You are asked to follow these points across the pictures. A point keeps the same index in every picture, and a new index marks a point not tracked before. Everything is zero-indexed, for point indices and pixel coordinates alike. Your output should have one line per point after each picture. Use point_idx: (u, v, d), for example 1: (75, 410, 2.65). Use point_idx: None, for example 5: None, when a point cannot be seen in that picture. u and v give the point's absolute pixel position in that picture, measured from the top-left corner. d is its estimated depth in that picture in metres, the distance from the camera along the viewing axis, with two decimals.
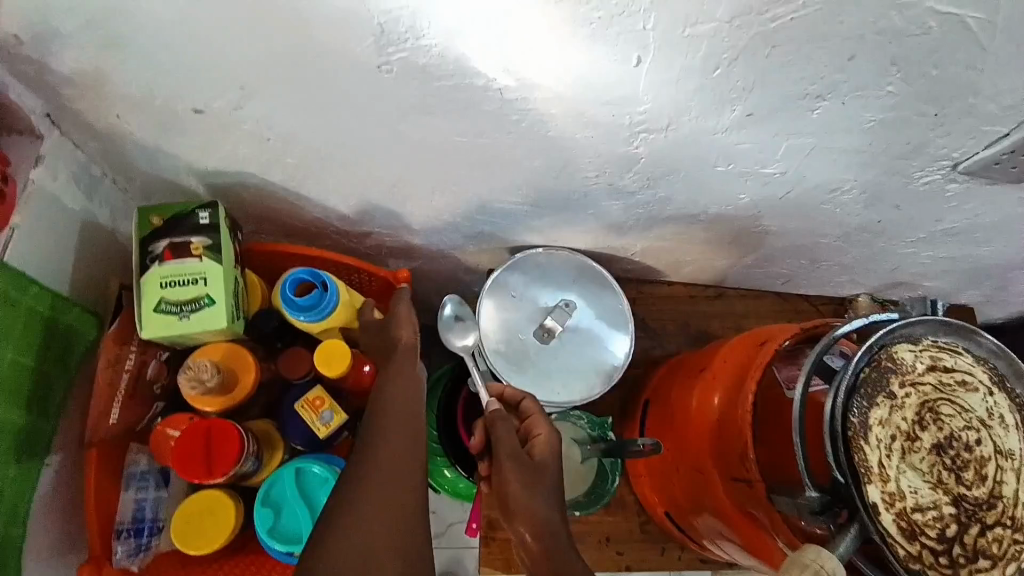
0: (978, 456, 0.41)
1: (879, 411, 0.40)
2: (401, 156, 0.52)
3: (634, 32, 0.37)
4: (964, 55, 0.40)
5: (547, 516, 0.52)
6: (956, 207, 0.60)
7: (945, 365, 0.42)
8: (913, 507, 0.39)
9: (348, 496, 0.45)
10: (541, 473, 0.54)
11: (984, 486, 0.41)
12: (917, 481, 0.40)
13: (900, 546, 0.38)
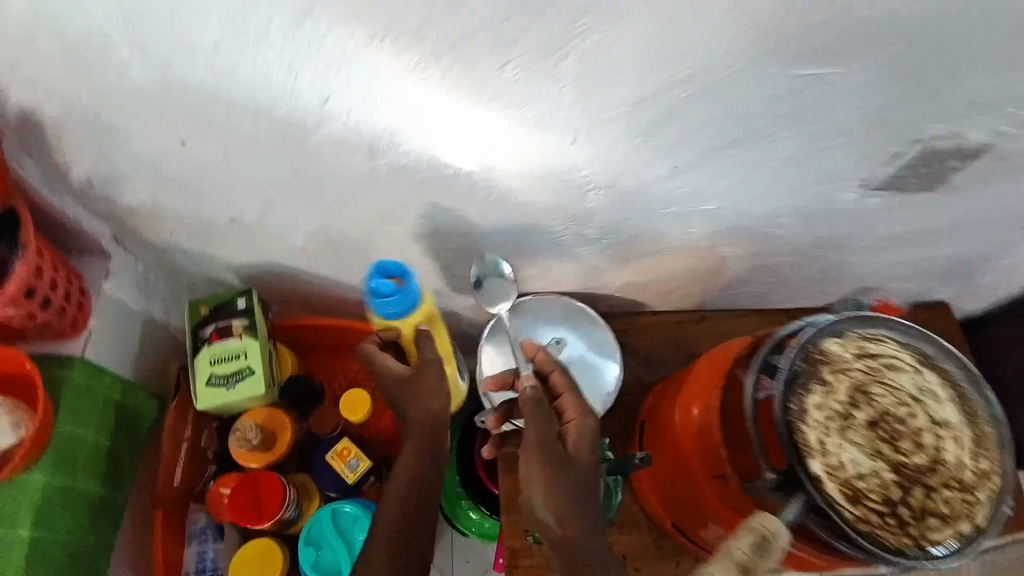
0: (916, 428, 0.48)
1: (813, 398, 0.48)
2: (397, 234, 0.63)
3: (564, 121, 0.48)
4: (841, 103, 0.48)
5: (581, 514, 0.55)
6: (892, 217, 0.67)
7: (872, 352, 0.50)
8: (856, 476, 0.45)
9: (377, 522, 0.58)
10: (569, 471, 0.56)
11: (923, 453, 0.47)
12: (860, 456, 0.46)
13: (845, 510, 0.44)
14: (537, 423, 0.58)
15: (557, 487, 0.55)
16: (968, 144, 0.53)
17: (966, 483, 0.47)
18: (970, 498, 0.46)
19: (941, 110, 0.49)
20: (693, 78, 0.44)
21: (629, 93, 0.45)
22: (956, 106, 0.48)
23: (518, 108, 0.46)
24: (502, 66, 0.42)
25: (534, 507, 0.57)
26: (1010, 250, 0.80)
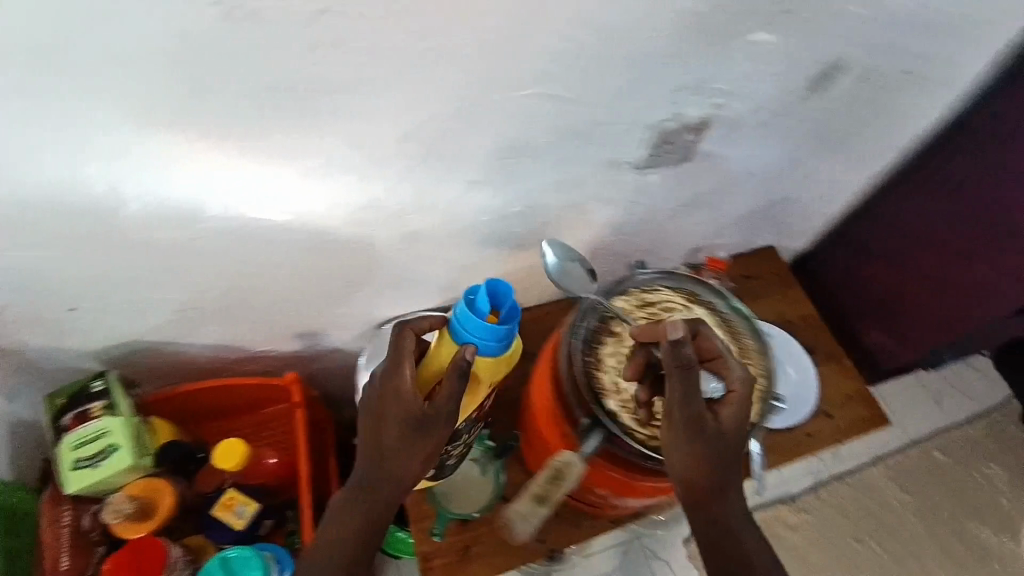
0: (687, 359, 0.72)
1: (608, 351, 0.71)
2: (242, 289, 0.68)
3: (344, 164, 0.55)
4: (569, 108, 0.58)
5: (713, 470, 0.61)
6: (677, 186, 0.79)
7: (650, 304, 0.73)
8: (643, 404, 0.68)
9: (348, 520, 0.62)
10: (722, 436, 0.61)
11: (694, 374, 0.72)
12: (646, 386, 0.70)
13: (638, 431, 0.66)
14: (685, 396, 0.58)
15: (701, 449, 0.60)
16: (692, 120, 0.65)
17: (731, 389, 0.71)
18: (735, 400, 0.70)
19: (655, 100, 0.60)
20: (437, 113, 0.52)
21: (390, 133, 0.53)
22: (664, 94, 0.60)
23: (300, 161, 0.53)
24: (268, 131, 0.49)
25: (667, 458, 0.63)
26: (795, 193, 0.94)
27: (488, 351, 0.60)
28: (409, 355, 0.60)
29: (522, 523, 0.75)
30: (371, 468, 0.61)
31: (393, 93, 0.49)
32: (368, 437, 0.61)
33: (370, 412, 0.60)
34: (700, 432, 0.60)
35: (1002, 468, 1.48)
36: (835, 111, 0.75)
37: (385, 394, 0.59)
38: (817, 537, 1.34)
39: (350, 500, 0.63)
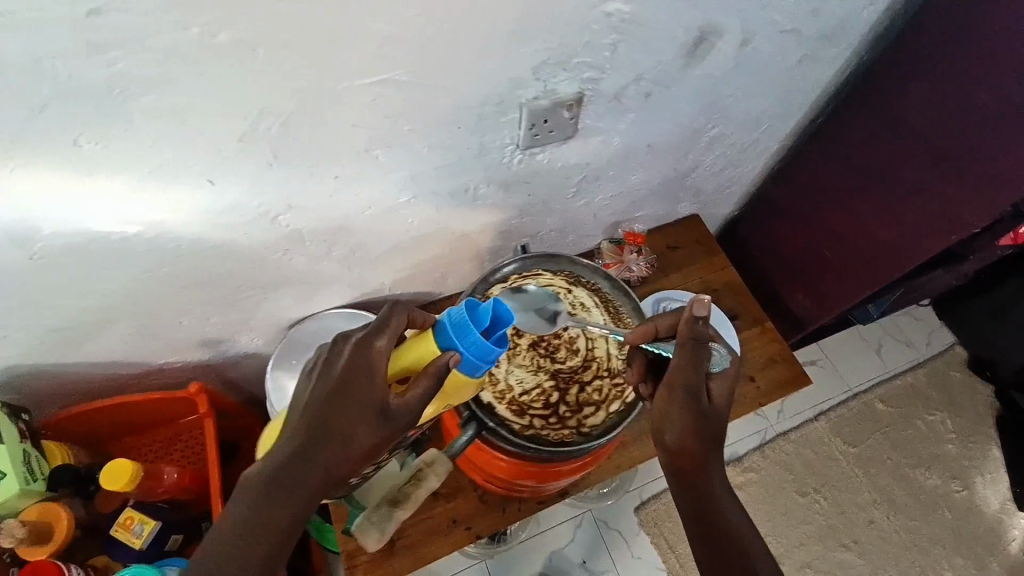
0: (566, 342, 0.73)
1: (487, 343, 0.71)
2: (117, 307, 0.65)
3: (188, 167, 0.52)
4: (427, 94, 0.56)
5: (705, 443, 0.61)
6: (573, 164, 0.77)
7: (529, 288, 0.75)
8: (520, 393, 0.69)
9: (271, 501, 0.51)
10: (714, 415, 0.62)
11: (576, 357, 0.72)
12: (524, 374, 0.71)
13: (514, 422, 0.67)
14: (694, 367, 0.61)
15: (696, 425, 0.61)
16: (566, 97, 0.64)
17: (611, 370, 0.72)
18: (614, 381, 0.72)
19: (518, 80, 0.59)
20: (271, 110, 0.50)
21: (224, 135, 0.50)
22: (526, 73, 0.58)
23: (129, 169, 0.50)
24: (75, 141, 0.47)
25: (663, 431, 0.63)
26: (705, 160, 0.94)
27: (465, 366, 0.57)
28: (394, 335, 0.57)
29: (371, 534, 0.63)
30: (317, 444, 0.53)
31: (215, 93, 0.47)
32: (318, 410, 0.53)
33: (332, 383, 0.54)
34: (698, 403, 0.61)
35: (943, 413, 1.52)
36: (721, 76, 0.74)
37: (356, 367, 0.54)
38: (764, 494, 1.38)
39: (272, 475, 0.52)
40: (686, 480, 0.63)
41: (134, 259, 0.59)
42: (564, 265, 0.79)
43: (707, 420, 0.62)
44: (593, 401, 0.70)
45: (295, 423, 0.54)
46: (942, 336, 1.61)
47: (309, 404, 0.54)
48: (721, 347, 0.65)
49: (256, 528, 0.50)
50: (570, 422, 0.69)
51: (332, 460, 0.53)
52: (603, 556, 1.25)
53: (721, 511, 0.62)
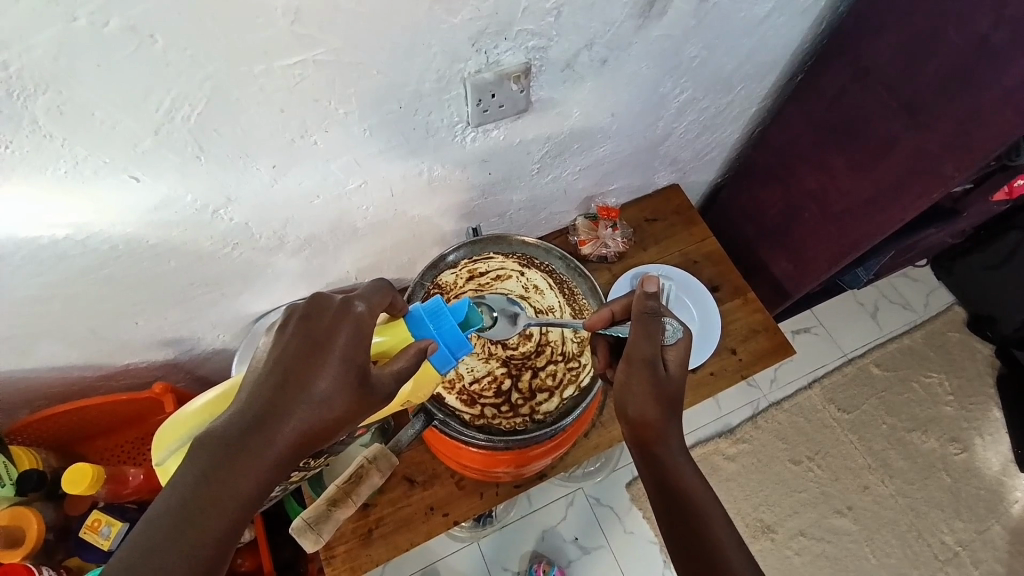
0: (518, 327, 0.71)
1: None
2: (67, 308, 0.64)
3: (110, 163, 0.51)
4: (354, 73, 0.53)
5: (665, 411, 0.59)
6: (533, 138, 0.74)
7: (479, 273, 0.74)
8: (471, 381, 0.68)
9: (240, 461, 0.45)
10: (670, 386, 0.59)
11: (530, 342, 0.70)
12: (475, 363, 0.69)
13: (465, 412, 0.67)
14: (648, 343, 0.59)
15: (653, 396, 0.59)
16: (511, 68, 0.61)
17: (566, 355, 0.70)
18: (570, 366, 0.70)
19: (456, 51, 0.56)
20: (186, 97, 0.48)
21: (139, 127, 0.49)
22: (463, 43, 0.55)
23: (46, 169, 0.49)
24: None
25: (625, 406, 0.60)
26: (678, 127, 0.90)
27: (437, 359, 0.56)
28: (376, 303, 0.52)
29: (309, 535, 0.66)
30: (288, 405, 0.47)
31: (121, 84, 0.45)
32: (290, 367, 0.48)
33: (306, 342, 0.49)
34: (652, 373, 0.58)
35: (940, 375, 1.50)
36: (682, 37, 0.71)
37: (333, 327, 0.50)
38: (756, 463, 1.38)
39: (240, 430, 0.46)
40: (649, 449, 0.60)
41: (70, 260, 0.58)
42: (517, 248, 0.77)
43: (665, 392, 0.59)
44: (546, 387, 0.69)
45: (261, 383, 0.48)
46: (940, 297, 1.57)
47: (276, 362, 0.49)
48: (674, 319, 0.61)
49: (209, 496, 0.43)
50: (521, 410, 0.68)
51: (300, 427, 0.47)
52: (594, 532, 1.26)
53: (689, 486, 0.58)
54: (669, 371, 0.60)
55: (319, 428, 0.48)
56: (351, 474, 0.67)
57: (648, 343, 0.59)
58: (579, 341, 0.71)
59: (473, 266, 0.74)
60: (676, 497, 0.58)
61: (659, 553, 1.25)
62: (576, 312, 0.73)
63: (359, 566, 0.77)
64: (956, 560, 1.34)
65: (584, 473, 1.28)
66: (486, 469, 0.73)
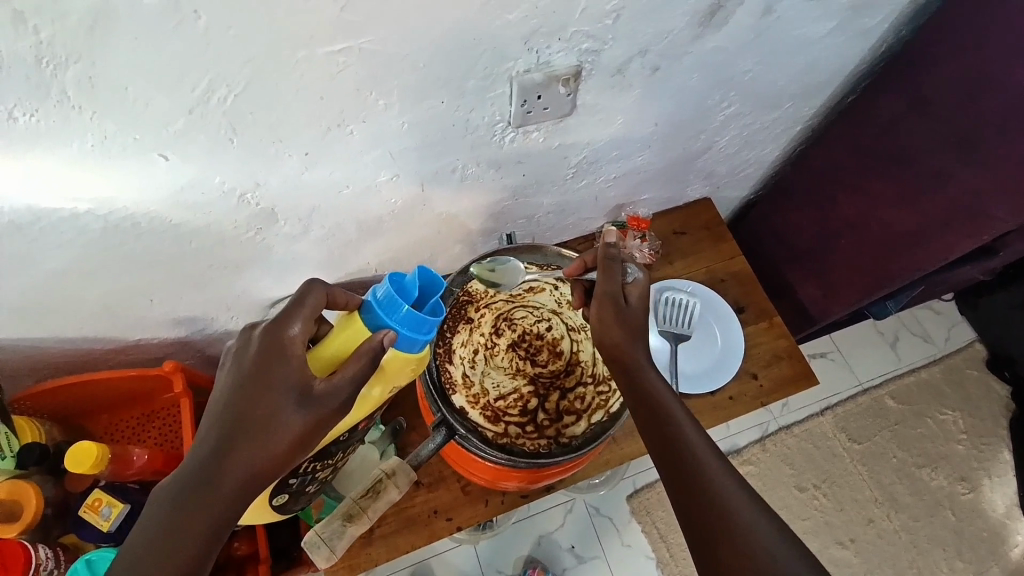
0: (548, 344, 0.69)
1: (463, 338, 0.68)
2: (82, 282, 0.62)
3: (141, 142, 0.49)
4: (400, 64, 0.50)
5: (631, 337, 0.61)
6: (571, 143, 0.71)
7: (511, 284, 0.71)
8: (496, 397, 0.66)
9: (200, 493, 0.49)
10: (634, 318, 0.62)
11: (560, 361, 0.69)
12: (501, 378, 0.67)
13: (488, 429, 0.65)
14: (610, 279, 0.62)
15: (619, 324, 0.61)
16: (561, 70, 0.58)
17: (596, 377, 0.69)
18: (600, 389, 0.68)
19: (505, 49, 0.53)
20: (224, 79, 0.46)
21: (173, 106, 0.47)
22: (515, 41, 0.53)
23: (73, 143, 0.47)
24: (10, 113, 0.43)
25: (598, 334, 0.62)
26: (719, 141, 0.87)
27: (404, 343, 0.54)
28: (309, 318, 0.53)
29: (322, 551, 0.67)
30: (239, 436, 0.50)
31: (155, 63, 0.43)
32: (237, 402, 0.51)
33: (251, 370, 0.51)
34: (617, 307, 0.62)
35: (956, 412, 1.47)
36: (737, 49, 0.67)
37: (271, 354, 0.51)
38: (759, 486, 1.35)
39: (197, 465, 0.50)
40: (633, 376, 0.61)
41: (90, 236, 0.56)
42: (551, 259, 0.70)
43: (629, 323, 0.62)
44: (574, 409, 0.67)
45: (220, 411, 0.51)
46: (963, 332, 1.54)
47: (231, 391, 0.51)
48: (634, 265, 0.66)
49: (176, 526, 0.48)
50: (547, 431, 0.66)
51: (254, 453, 0.50)
52: (592, 543, 1.24)
53: (692, 447, 0.55)
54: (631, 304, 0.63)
55: (274, 451, 0.50)
56: (368, 489, 0.69)
57: (611, 280, 0.63)
58: None
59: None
60: (681, 476, 0.54)
61: (655, 569, 1.24)
62: None
63: (358, 565, 0.75)
64: None
65: (586, 482, 1.26)
66: (496, 481, 0.72)
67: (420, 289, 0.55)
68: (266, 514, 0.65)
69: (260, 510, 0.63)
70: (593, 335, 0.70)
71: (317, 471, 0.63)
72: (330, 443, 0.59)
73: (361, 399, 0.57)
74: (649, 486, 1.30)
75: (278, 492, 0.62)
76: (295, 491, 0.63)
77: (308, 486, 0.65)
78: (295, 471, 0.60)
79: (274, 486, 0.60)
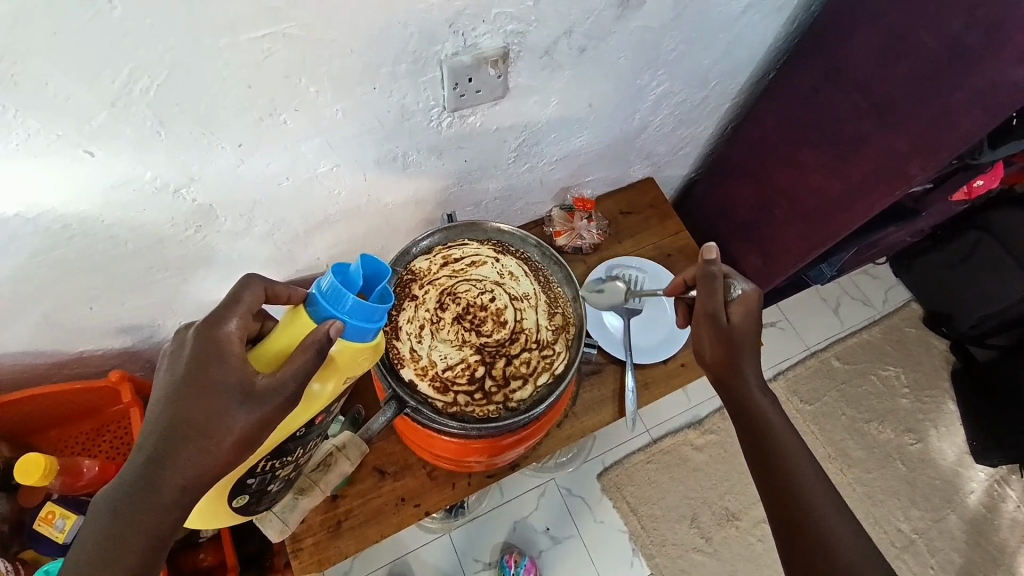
0: (492, 314, 0.70)
1: (407, 313, 0.69)
2: (16, 293, 0.61)
3: (63, 140, 0.48)
4: (326, 50, 0.51)
5: (730, 355, 0.66)
6: (509, 125, 0.73)
7: (452, 259, 0.72)
8: (443, 367, 0.67)
9: (146, 497, 0.49)
10: (736, 338, 0.66)
11: (504, 329, 0.69)
12: (448, 350, 0.68)
13: (438, 400, 0.66)
14: (708, 297, 0.66)
15: (714, 340, 0.67)
16: (490, 52, 0.61)
17: (540, 341, 0.70)
18: (545, 353, 0.70)
19: (432, 34, 0.55)
20: (146, 68, 0.46)
21: (94, 99, 0.46)
22: (441, 24, 0.55)
23: None
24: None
25: (698, 347, 0.69)
26: (654, 120, 0.90)
27: (353, 334, 0.55)
28: (247, 315, 0.55)
29: (275, 523, 0.70)
30: (178, 440, 0.50)
31: (74, 53, 0.43)
32: (175, 405, 0.50)
33: (187, 373, 0.51)
34: (714, 323, 0.66)
35: (897, 368, 1.56)
36: (660, 28, 0.71)
37: (207, 356, 0.51)
38: (725, 455, 1.37)
39: (138, 473, 0.49)
40: (730, 383, 0.67)
41: (21, 242, 0.56)
42: (492, 234, 0.76)
43: (726, 342, 0.66)
44: (520, 374, 0.68)
45: (158, 417, 0.51)
46: (899, 293, 1.64)
47: (169, 394, 0.51)
48: (740, 281, 0.69)
49: (123, 533, 0.48)
50: (495, 397, 0.67)
51: (194, 457, 0.50)
52: (566, 522, 1.27)
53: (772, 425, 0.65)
54: (735, 323, 0.67)
55: (217, 452, 0.50)
56: (317, 463, 0.70)
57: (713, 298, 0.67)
58: (554, 328, 0.71)
59: (447, 252, 0.73)
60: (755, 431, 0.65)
61: (628, 542, 1.27)
62: (552, 300, 0.73)
63: (327, 559, 0.75)
64: (912, 547, 1.40)
65: (555, 463, 1.29)
66: (458, 459, 0.72)
67: (366, 279, 0.56)
68: (230, 518, 0.63)
69: (218, 515, 0.61)
70: (535, 303, 0.72)
71: (277, 469, 0.62)
72: (285, 440, 0.58)
73: (310, 395, 0.57)
74: (617, 463, 1.33)
75: (238, 494, 0.60)
76: (256, 491, 0.62)
77: (270, 485, 0.63)
78: (252, 471, 0.59)
79: (231, 488, 0.59)
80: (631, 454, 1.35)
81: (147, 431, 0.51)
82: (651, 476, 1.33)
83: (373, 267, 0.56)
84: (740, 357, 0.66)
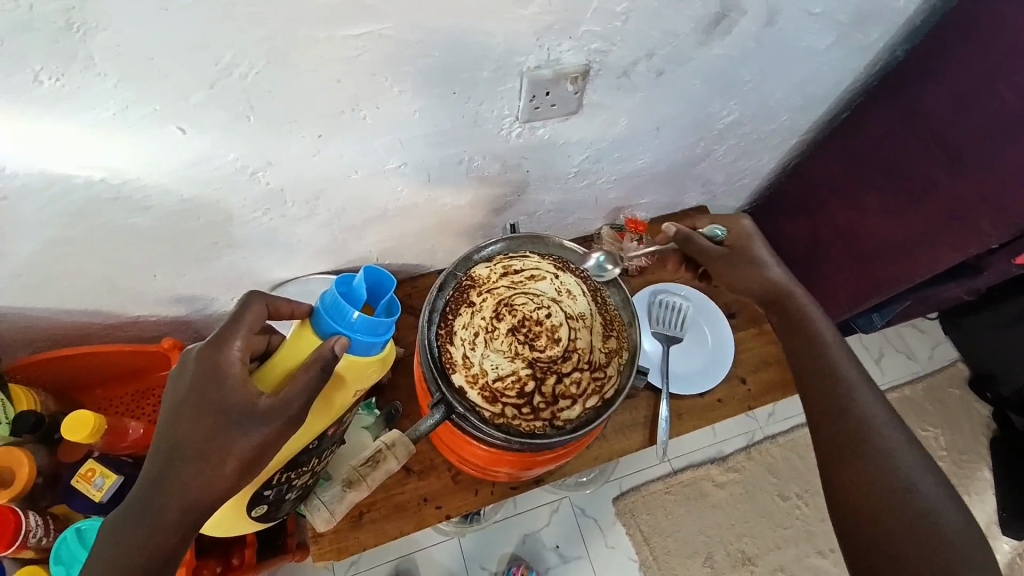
0: (547, 330, 0.70)
1: (463, 319, 0.70)
2: (86, 256, 0.64)
3: (154, 115, 0.50)
4: (413, 51, 0.52)
5: (766, 284, 0.74)
6: (575, 141, 0.73)
7: (513, 270, 0.73)
8: (493, 377, 0.67)
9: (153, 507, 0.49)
10: (745, 260, 0.75)
11: (558, 346, 0.69)
12: (500, 360, 0.68)
13: (486, 409, 0.65)
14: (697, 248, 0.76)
15: (741, 276, 0.74)
16: (570, 68, 0.61)
17: (591, 363, 0.70)
18: (595, 376, 0.69)
19: (516, 45, 0.55)
20: (245, 54, 0.47)
21: (193, 80, 0.48)
22: (527, 36, 0.55)
23: (91, 111, 0.48)
24: (36, 76, 0.44)
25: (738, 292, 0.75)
26: (716, 150, 0.89)
27: (359, 347, 0.54)
28: (250, 335, 0.54)
29: (322, 512, 0.70)
30: (183, 454, 0.50)
31: (179, 35, 0.44)
32: (179, 424, 0.51)
33: (189, 396, 0.51)
34: (731, 263, 0.75)
35: (937, 429, 1.50)
36: (739, 59, 0.70)
37: (207, 380, 0.51)
38: (745, 494, 1.34)
39: (146, 491, 0.50)
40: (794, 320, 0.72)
41: (100, 211, 0.58)
42: (552, 249, 0.76)
43: (750, 269, 0.74)
44: (570, 394, 0.68)
45: (169, 428, 0.51)
46: (945, 351, 1.58)
47: (176, 410, 0.52)
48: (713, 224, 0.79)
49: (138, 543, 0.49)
50: (542, 413, 0.66)
51: (195, 477, 0.50)
52: (575, 543, 1.25)
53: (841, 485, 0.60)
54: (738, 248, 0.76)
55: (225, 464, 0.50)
56: (367, 458, 0.69)
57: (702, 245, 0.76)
58: (606, 351, 0.71)
59: (508, 262, 0.74)
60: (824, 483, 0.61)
61: (637, 572, 1.25)
62: (607, 322, 0.73)
63: (345, 549, 0.75)
64: None
65: (574, 482, 1.27)
66: (488, 468, 0.71)
67: (369, 290, 0.55)
68: (247, 525, 0.65)
69: (237, 523, 0.63)
70: (591, 324, 0.72)
71: (293, 479, 0.62)
72: (297, 452, 0.59)
73: (318, 410, 0.57)
74: (634, 490, 1.31)
75: (255, 504, 0.61)
76: (273, 501, 0.63)
77: (287, 495, 0.64)
78: (268, 483, 0.60)
79: (248, 498, 0.60)
80: (650, 482, 1.32)
81: (161, 434, 0.52)
82: (668, 507, 1.31)
83: (374, 278, 0.55)
84: (771, 273, 0.74)
